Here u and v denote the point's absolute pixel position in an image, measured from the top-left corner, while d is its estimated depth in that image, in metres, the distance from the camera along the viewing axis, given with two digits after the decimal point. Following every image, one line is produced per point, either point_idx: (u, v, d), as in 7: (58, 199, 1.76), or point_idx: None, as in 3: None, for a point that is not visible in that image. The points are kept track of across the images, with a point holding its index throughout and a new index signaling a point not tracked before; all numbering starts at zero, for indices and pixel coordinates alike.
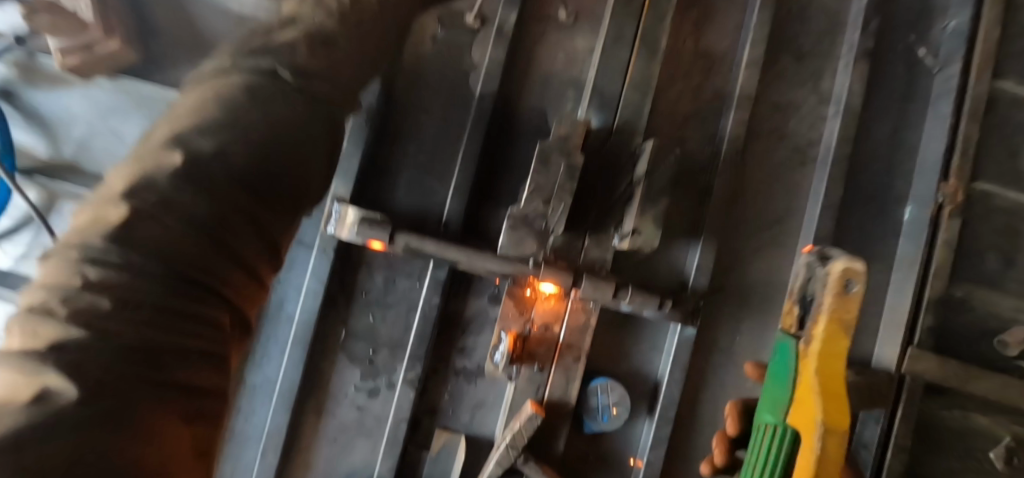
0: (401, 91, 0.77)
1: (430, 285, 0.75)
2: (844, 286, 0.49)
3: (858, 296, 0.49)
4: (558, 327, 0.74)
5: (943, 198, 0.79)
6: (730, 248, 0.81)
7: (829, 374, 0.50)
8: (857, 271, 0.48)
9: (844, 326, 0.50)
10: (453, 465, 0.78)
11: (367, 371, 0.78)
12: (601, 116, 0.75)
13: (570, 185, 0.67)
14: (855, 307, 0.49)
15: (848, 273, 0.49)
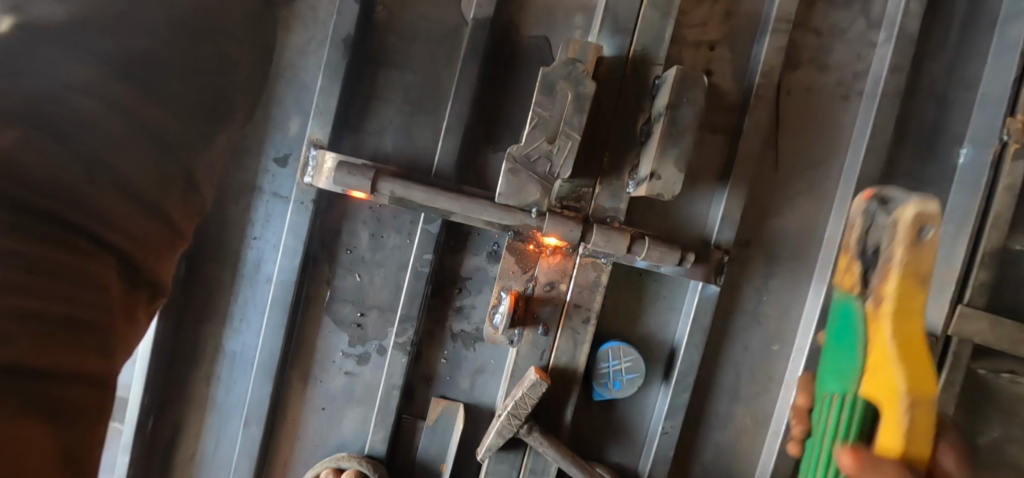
0: (383, 17, 0.66)
1: (421, 240, 0.67)
2: (917, 233, 0.40)
3: (935, 239, 0.40)
4: (566, 285, 0.66)
5: (1009, 136, 0.69)
6: (759, 197, 0.72)
7: (906, 337, 0.41)
8: (931, 214, 0.40)
9: (921, 276, 0.41)
10: (451, 435, 0.72)
11: (355, 336, 0.71)
12: (615, 43, 0.65)
13: (578, 119, 0.58)
14: (933, 248, 0.40)
15: (921, 217, 0.40)
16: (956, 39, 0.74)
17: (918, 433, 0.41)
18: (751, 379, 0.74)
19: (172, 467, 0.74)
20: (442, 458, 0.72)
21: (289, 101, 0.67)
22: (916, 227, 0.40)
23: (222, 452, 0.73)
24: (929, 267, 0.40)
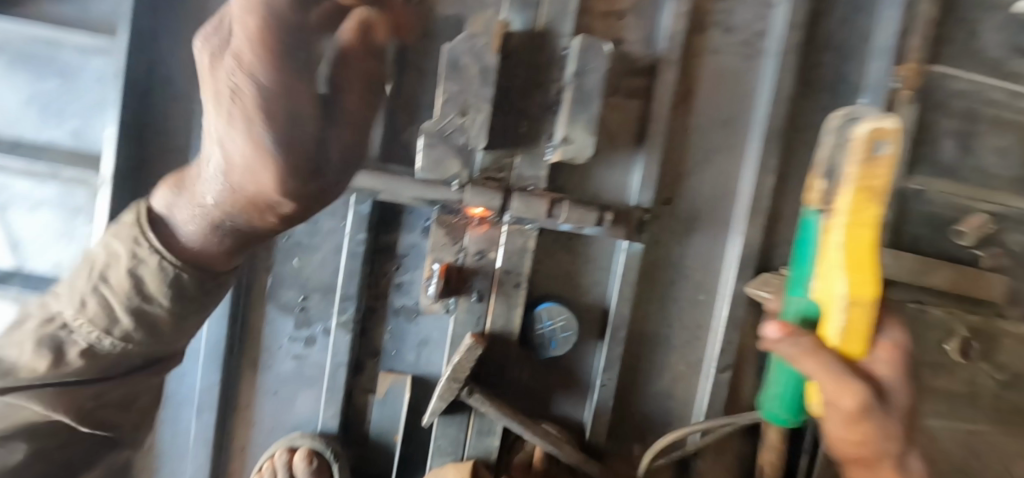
0: None
1: (353, 222, 0.69)
2: (872, 150, 0.36)
3: (890, 157, 0.36)
4: (496, 252, 0.70)
5: (898, 83, 0.74)
6: (676, 157, 0.76)
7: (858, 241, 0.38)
8: (888, 129, 0.35)
9: (870, 193, 0.37)
10: (401, 407, 0.74)
11: (300, 319, 0.73)
12: (522, 16, 0.67)
13: (486, 91, 0.61)
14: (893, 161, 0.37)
15: (876, 133, 0.36)
16: None
17: (857, 333, 0.40)
18: (682, 328, 0.79)
19: (133, 459, 0.76)
20: (395, 429, 0.75)
21: None
22: (873, 141, 0.36)
23: (178, 442, 0.75)
24: (882, 183, 0.37)
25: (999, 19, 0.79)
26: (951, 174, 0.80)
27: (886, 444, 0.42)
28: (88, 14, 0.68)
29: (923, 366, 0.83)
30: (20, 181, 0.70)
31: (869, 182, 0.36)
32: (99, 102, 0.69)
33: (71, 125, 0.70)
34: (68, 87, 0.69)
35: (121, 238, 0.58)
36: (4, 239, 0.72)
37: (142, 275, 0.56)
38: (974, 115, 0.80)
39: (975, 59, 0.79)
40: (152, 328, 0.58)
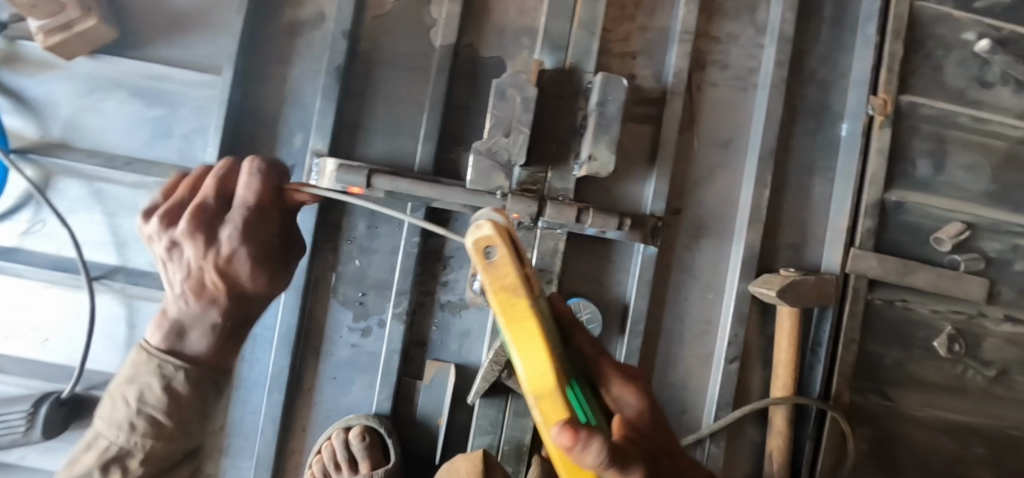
0: (365, 50, 0.84)
1: (409, 226, 0.82)
2: (488, 254, 0.39)
3: (504, 258, 0.39)
4: (531, 254, 0.82)
5: (873, 111, 0.87)
6: (684, 173, 0.88)
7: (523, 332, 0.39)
8: (490, 230, 0.39)
9: (512, 288, 0.39)
10: (445, 392, 0.84)
11: (358, 312, 0.85)
12: (554, 57, 0.82)
13: (527, 116, 0.74)
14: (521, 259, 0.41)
15: (487, 239, 0.39)
16: (828, 36, 0.93)
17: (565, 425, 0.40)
18: (692, 323, 0.88)
19: None
20: (439, 413, 0.84)
21: (294, 121, 0.84)
22: (484, 250, 0.39)
23: (248, 424, 0.83)
24: (515, 281, 0.39)
25: (961, 55, 0.92)
26: (929, 188, 0.91)
27: None
28: (194, 54, 0.81)
29: (915, 362, 0.91)
30: (128, 189, 0.83)
31: (495, 292, 0.39)
32: (200, 126, 0.82)
33: (176, 145, 0.82)
34: (174, 114, 0.82)
35: (143, 371, 0.62)
36: (111, 239, 0.83)
37: (173, 390, 0.62)
38: (944, 137, 0.92)
39: (943, 90, 0.91)
40: (158, 428, 0.61)
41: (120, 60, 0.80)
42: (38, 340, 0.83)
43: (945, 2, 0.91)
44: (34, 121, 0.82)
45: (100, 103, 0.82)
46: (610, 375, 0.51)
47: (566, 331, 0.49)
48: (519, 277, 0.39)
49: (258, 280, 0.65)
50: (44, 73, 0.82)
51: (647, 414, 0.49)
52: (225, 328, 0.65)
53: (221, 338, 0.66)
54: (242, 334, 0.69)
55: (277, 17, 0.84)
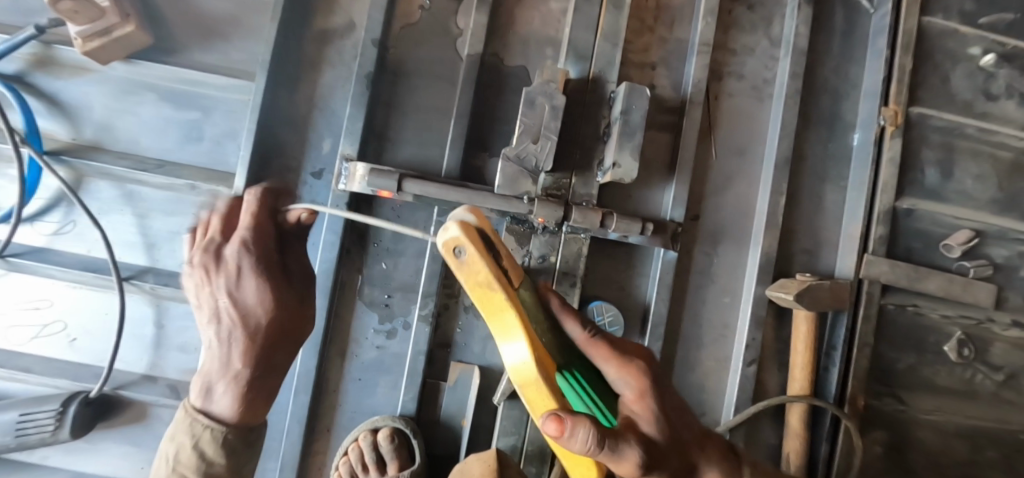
0: (393, 58, 0.86)
1: (436, 229, 0.84)
2: (459, 253, 0.46)
3: (471, 256, 0.45)
4: (555, 258, 0.84)
5: (884, 121, 0.90)
6: (702, 180, 0.90)
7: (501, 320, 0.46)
8: (455, 233, 0.45)
9: (485, 283, 0.46)
10: (469, 394, 0.85)
11: (384, 314, 0.86)
12: (578, 66, 0.84)
13: (555, 123, 0.76)
14: (491, 255, 0.46)
15: (455, 241, 0.46)
16: (840, 49, 0.96)
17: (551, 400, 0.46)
18: (710, 326, 0.90)
19: None
20: (462, 414, 0.85)
21: (323, 126, 0.86)
22: (453, 250, 0.46)
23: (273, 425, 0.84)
24: (485, 276, 0.46)
25: (967, 69, 0.95)
26: (938, 197, 0.94)
27: None
28: (228, 60, 0.84)
29: (927, 366, 0.93)
30: (157, 191, 0.83)
31: (472, 287, 0.46)
32: (232, 130, 0.84)
33: (208, 148, 0.84)
34: (206, 118, 0.84)
35: (181, 429, 0.69)
36: (140, 240, 0.84)
37: (203, 449, 0.68)
38: (952, 148, 0.95)
39: (951, 102, 0.94)
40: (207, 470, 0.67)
41: (154, 65, 0.81)
42: (66, 340, 0.84)
43: (951, 18, 0.94)
44: (68, 123, 0.84)
45: (132, 106, 0.84)
46: (603, 359, 0.50)
47: (557, 322, 0.52)
48: (489, 272, 0.46)
49: (268, 307, 0.71)
50: (79, 77, 0.84)
51: (647, 396, 0.47)
52: (247, 372, 0.70)
53: (248, 384, 0.70)
54: (268, 382, 0.73)
55: (308, 25, 0.86)
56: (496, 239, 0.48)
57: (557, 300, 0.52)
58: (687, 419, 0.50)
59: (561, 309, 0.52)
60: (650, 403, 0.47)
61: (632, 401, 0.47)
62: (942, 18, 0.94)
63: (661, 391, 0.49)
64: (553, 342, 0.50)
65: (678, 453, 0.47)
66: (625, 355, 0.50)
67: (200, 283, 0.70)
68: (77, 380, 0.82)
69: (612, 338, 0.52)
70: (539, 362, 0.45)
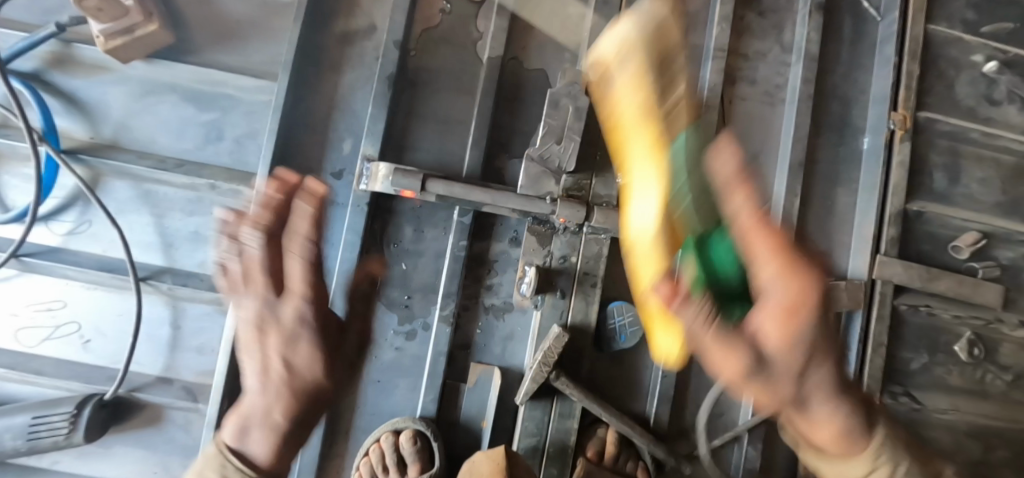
0: (414, 60, 0.87)
1: (456, 230, 0.84)
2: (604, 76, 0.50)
3: (625, 43, 0.45)
4: (576, 258, 0.84)
5: (894, 125, 0.92)
6: None
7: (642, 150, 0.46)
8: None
9: (638, 100, 0.44)
10: (489, 395, 0.85)
11: (404, 315, 0.85)
12: None
13: (578, 124, 0.77)
14: (642, 74, 0.44)
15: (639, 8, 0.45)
16: (849, 55, 0.98)
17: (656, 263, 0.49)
18: None
19: None
20: (483, 416, 0.85)
21: (343, 126, 0.86)
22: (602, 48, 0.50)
23: None
24: (646, 102, 0.43)
25: (971, 75, 0.98)
26: (946, 199, 0.96)
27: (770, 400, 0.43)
28: (248, 60, 0.84)
29: (939, 366, 0.95)
30: (176, 191, 0.83)
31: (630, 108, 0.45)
32: (252, 130, 0.84)
33: (228, 148, 0.84)
34: (226, 118, 0.84)
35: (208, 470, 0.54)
36: (157, 240, 0.83)
37: None
38: (958, 151, 0.97)
39: (956, 107, 0.97)
40: None
41: (176, 65, 0.81)
42: (79, 341, 0.82)
43: (955, 26, 0.97)
44: (85, 123, 0.83)
45: (152, 106, 0.84)
46: (759, 254, 0.36)
47: (720, 187, 0.37)
48: (640, 99, 0.44)
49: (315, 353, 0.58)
50: (98, 76, 0.83)
51: (794, 311, 0.36)
52: (286, 424, 0.57)
53: (284, 436, 0.57)
54: (303, 436, 0.60)
55: (329, 27, 0.86)
56: (678, 66, 0.44)
57: (732, 160, 0.35)
58: (823, 352, 0.40)
59: (727, 172, 0.36)
60: (794, 319, 0.37)
61: (773, 314, 0.38)
62: (946, 27, 0.97)
63: (812, 313, 0.37)
64: (702, 207, 0.46)
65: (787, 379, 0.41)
66: (790, 259, 0.36)
67: (255, 307, 0.58)
68: (91, 382, 0.80)
69: (782, 234, 0.36)
70: (663, 226, 0.48)
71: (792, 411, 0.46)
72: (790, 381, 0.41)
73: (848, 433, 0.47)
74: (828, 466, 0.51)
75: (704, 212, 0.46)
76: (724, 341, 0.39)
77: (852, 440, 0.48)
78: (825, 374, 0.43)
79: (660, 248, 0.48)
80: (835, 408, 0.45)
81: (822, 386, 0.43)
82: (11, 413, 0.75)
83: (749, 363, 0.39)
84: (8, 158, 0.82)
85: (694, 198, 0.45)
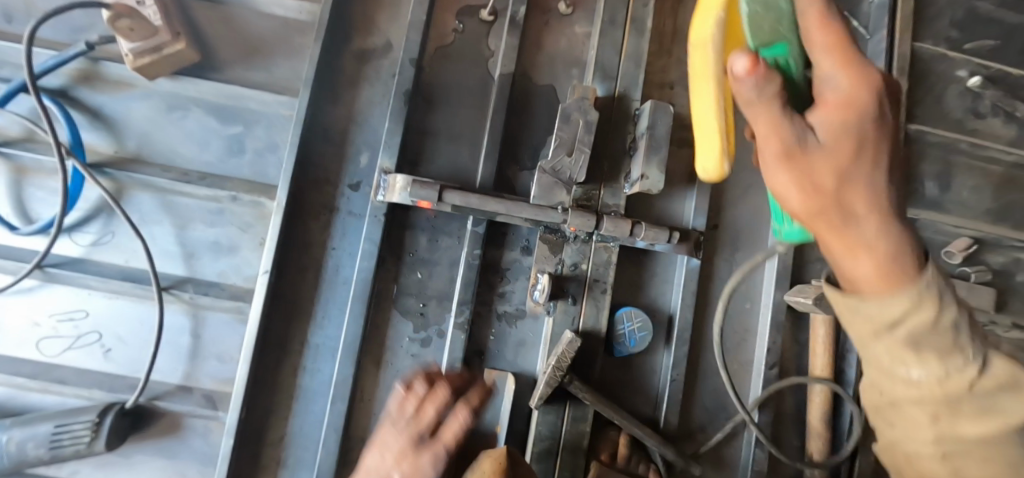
0: (429, 76, 0.90)
1: (471, 239, 0.86)
2: None
3: None
4: (586, 265, 0.87)
5: None
6: (720, 191, 0.95)
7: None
8: None
9: None
10: (504, 401, 0.87)
11: (419, 323, 0.88)
12: (605, 85, 0.90)
13: (588, 137, 0.81)
14: None
15: None
16: None
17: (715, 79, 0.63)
18: (731, 331, 0.94)
19: (261, 456, 0.84)
20: (497, 421, 0.87)
21: (360, 140, 0.89)
22: None
23: (307, 434, 0.84)
24: None
25: (957, 89, 1.03)
26: (936, 207, 1.00)
27: (814, 191, 0.48)
28: (273, 76, 0.88)
29: None
30: (198, 203, 0.85)
31: None
32: (273, 144, 0.87)
33: (249, 161, 0.87)
34: (248, 132, 0.87)
35: None
36: (180, 250, 0.85)
37: None
38: (948, 161, 1.02)
39: (944, 119, 1.01)
40: None
41: (201, 81, 0.85)
42: (100, 350, 0.84)
43: (940, 44, 1.03)
44: (111, 137, 0.86)
45: (176, 120, 0.86)
46: (821, 49, 0.48)
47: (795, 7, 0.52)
48: None
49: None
50: (124, 92, 0.86)
51: (852, 84, 0.47)
52: None
53: None
54: None
55: (346, 45, 0.90)
56: None
57: None
58: (872, 144, 0.48)
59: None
60: (849, 109, 0.47)
61: (832, 105, 0.48)
62: (931, 44, 1.02)
63: (865, 107, 0.47)
64: (761, 23, 0.54)
65: (841, 157, 0.47)
66: (845, 53, 0.48)
67: (399, 441, 0.76)
68: (113, 390, 0.82)
69: (848, 32, 0.48)
70: (715, 33, 0.61)
71: (836, 227, 0.49)
72: (837, 168, 0.47)
73: (895, 266, 0.46)
74: (860, 307, 0.47)
75: (768, 30, 0.55)
76: (781, 115, 0.47)
77: (900, 267, 0.46)
78: (871, 178, 0.48)
79: (711, 66, 0.62)
80: (880, 220, 0.48)
81: (864, 188, 0.48)
82: (34, 422, 0.76)
83: (794, 135, 0.47)
84: (34, 172, 0.85)
85: (770, 17, 0.54)
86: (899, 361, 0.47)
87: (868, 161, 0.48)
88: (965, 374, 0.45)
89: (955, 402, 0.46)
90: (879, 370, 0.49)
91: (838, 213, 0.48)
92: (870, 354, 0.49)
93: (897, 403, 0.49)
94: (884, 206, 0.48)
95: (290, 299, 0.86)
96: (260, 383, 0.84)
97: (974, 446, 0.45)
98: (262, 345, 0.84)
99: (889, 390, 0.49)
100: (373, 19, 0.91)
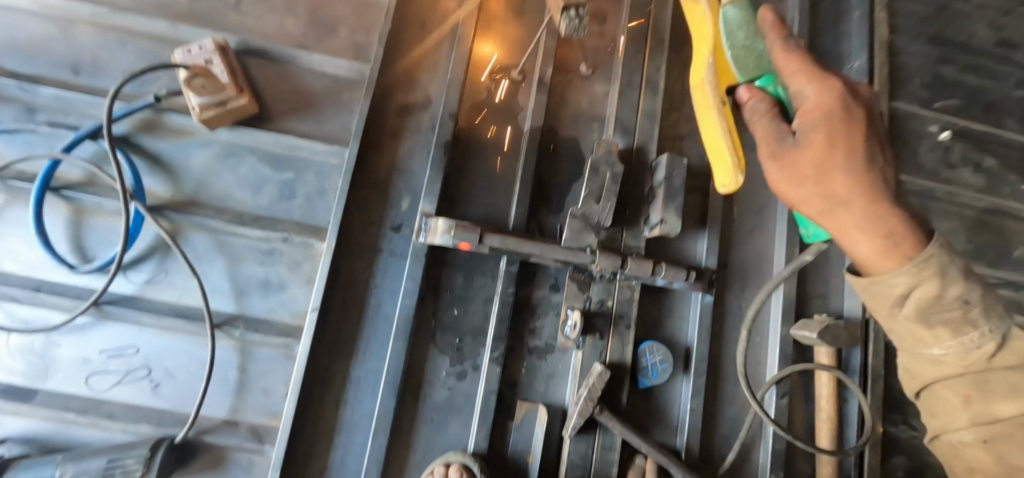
0: (465, 128, 0.99)
1: (505, 278, 0.93)
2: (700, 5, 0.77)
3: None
4: (611, 302, 0.95)
5: None
6: (728, 233, 1.05)
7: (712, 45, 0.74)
8: None
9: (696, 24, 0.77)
10: (536, 431, 0.91)
11: (455, 357, 0.93)
12: (624, 138, 1.00)
13: (613, 186, 0.90)
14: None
15: None
16: None
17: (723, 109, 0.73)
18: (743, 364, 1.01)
19: None
20: (529, 452, 0.91)
21: (402, 186, 0.96)
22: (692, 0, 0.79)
23: (348, 467, 0.87)
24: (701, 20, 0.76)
25: (931, 143, 1.16)
26: None
27: (805, 181, 0.61)
28: (322, 128, 0.95)
29: None
30: (250, 244, 0.91)
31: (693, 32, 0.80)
32: (322, 190, 0.94)
33: (299, 205, 0.93)
34: (299, 179, 0.94)
35: None
36: (231, 288, 0.90)
37: None
38: (926, 206, 1.13)
39: (921, 170, 1.14)
40: None
41: (258, 133, 0.91)
42: (150, 385, 0.87)
43: (913, 103, 1.16)
44: (168, 181, 0.92)
45: (232, 165, 0.93)
46: (792, 75, 0.63)
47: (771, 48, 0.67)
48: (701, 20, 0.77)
49: None
50: (184, 139, 0.93)
51: (821, 94, 0.61)
52: None
53: None
54: None
55: (389, 99, 0.98)
56: None
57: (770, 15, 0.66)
58: (845, 138, 0.59)
59: (769, 24, 0.65)
60: (820, 112, 0.60)
61: (808, 112, 0.61)
62: (905, 104, 1.15)
63: (834, 111, 0.59)
64: (747, 62, 0.70)
65: (821, 151, 0.59)
66: (812, 72, 0.63)
67: None
68: (161, 425, 0.84)
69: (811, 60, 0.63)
70: (710, 75, 0.72)
71: (831, 213, 0.60)
72: (815, 159, 0.60)
73: (890, 242, 0.56)
74: (870, 284, 0.58)
75: (752, 67, 0.70)
76: (770, 125, 0.64)
77: (893, 243, 0.56)
78: (852, 167, 0.58)
79: (710, 98, 0.72)
80: (867, 201, 0.58)
81: (847, 176, 0.58)
82: (85, 457, 0.78)
83: (776, 139, 0.63)
84: (92, 213, 0.90)
85: (752, 57, 0.70)
86: (921, 341, 0.57)
87: (845, 152, 0.59)
88: (984, 349, 0.53)
89: (981, 379, 0.53)
90: (910, 354, 0.59)
91: (830, 200, 0.60)
92: (896, 336, 0.59)
93: (931, 387, 0.58)
94: (870, 191, 0.58)
95: (333, 335, 0.90)
96: (303, 417, 0.87)
97: (1008, 425, 0.51)
98: (307, 380, 0.88)
99: (921, 372, 0.58)
100: (414, 76, 0.99)
